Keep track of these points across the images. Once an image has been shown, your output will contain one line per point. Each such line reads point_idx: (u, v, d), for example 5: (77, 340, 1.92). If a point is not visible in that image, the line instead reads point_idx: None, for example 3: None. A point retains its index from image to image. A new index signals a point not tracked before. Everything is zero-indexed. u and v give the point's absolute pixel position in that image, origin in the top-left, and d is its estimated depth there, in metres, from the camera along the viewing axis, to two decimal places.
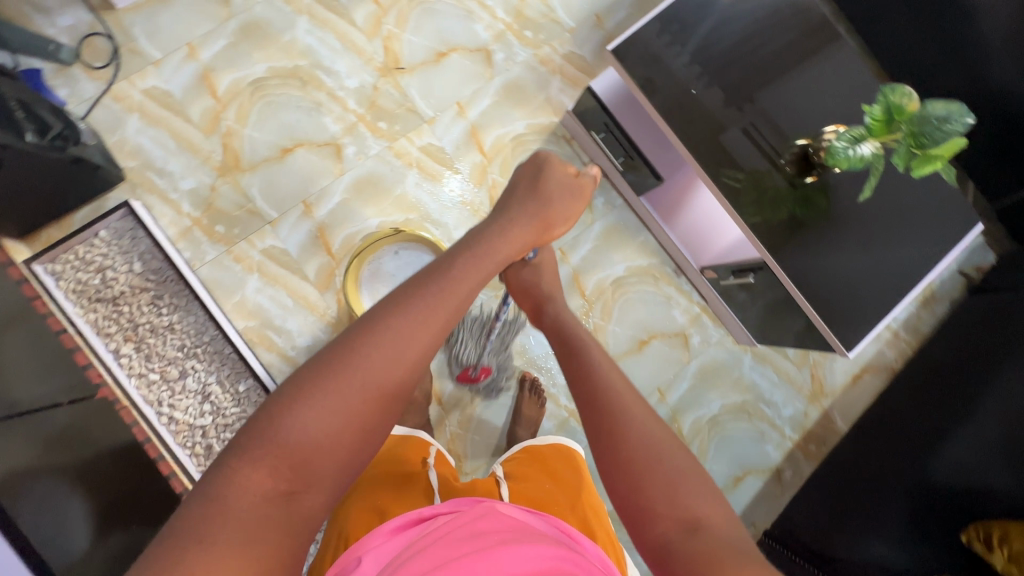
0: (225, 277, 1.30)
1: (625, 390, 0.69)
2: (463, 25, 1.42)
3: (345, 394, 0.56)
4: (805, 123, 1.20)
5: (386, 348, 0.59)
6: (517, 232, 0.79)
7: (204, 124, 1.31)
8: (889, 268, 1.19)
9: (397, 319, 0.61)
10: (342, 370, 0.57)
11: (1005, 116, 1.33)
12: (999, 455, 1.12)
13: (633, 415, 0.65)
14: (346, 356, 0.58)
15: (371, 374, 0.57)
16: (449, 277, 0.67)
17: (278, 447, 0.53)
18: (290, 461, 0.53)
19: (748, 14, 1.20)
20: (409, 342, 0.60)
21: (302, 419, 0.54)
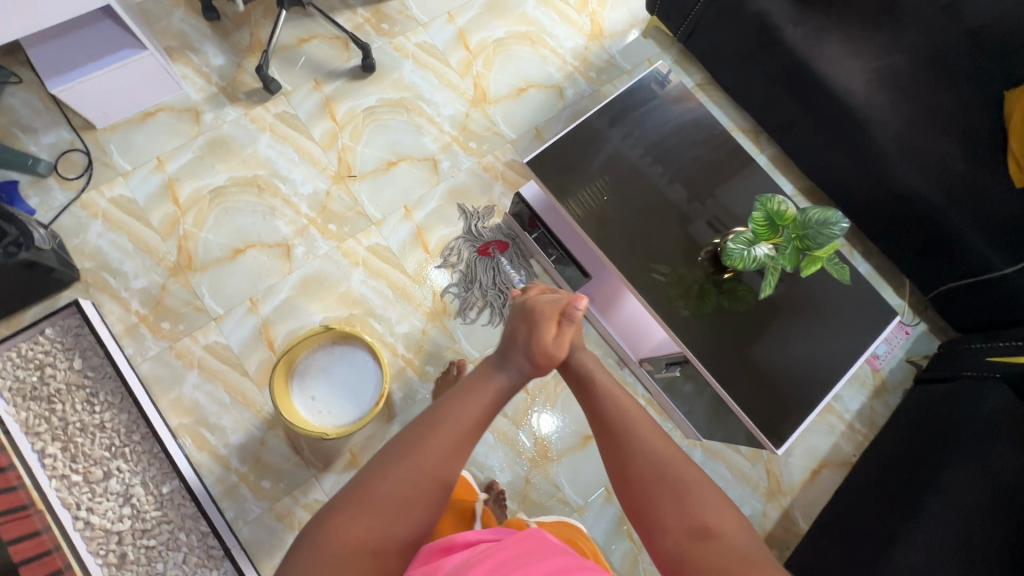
0: (164, 373, 1.31)
1: (637, 417, 0.73)
2: (412, 138, 1.56)
3: (389, 499, 0.64)
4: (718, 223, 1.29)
5: (419, 460, 0.66)
6: (509, 355, 0.80)
7: (162, 228, 1.40)
8: (811, 363, 1.22)
9: (415, 434, 0.69)
10: (380, 480, 0.65)
11: (913, 214, 1.41)
12: (958, 557, 1.03)
13: (638, 441, 0.70)
14: (384, 471, 0.66)
15: (405, 481, 0.65)
16: (483, 377, 0.78)
17: (354, 513, 0.62)
18: (359, 530, 0.62)
19: (659, 130, 1.33)
20: (438, 458, 0.67)
21: (352, 526, 0.62)
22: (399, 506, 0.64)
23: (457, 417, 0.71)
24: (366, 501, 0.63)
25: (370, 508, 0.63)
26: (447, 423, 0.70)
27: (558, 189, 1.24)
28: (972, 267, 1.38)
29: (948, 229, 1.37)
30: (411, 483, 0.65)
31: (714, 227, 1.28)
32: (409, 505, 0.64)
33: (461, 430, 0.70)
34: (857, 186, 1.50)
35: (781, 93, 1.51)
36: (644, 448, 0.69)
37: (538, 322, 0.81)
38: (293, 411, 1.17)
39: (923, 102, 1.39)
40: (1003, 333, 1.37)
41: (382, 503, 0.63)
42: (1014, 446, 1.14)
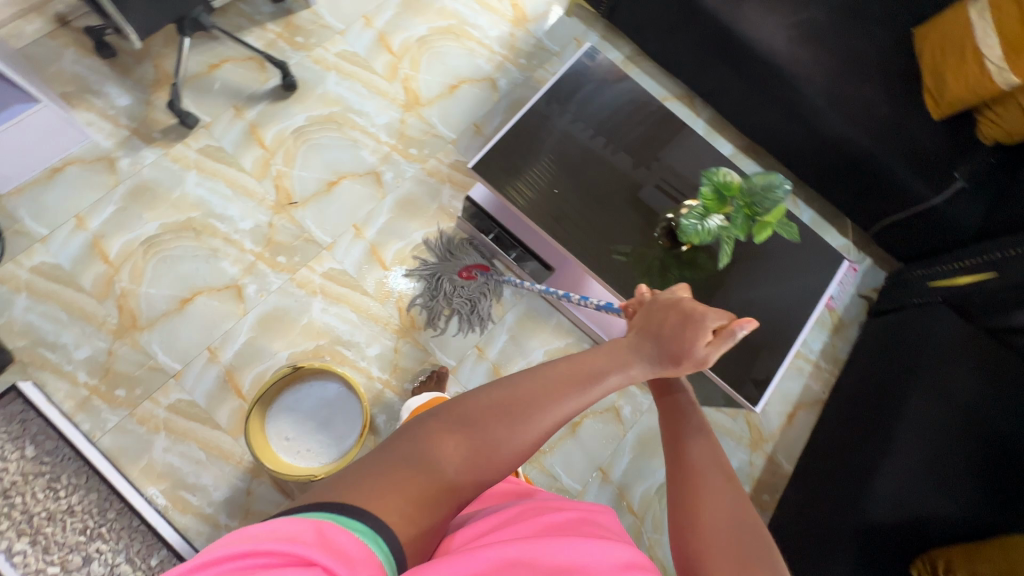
0: (129, 443, 1.24)
1: (710, 469, 0.60)
2: (350, 154, 1.50)
3: (482, 431, 0.60)
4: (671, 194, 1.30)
5: (527, 407, 0.61)
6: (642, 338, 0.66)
7: (96, 290, 1.30)
8: (774, 318, 1.27)
9: (528, 378, 0.63)
10: (481, 413, 0.61)
11: (846, 159, 1.48)
12: (925, 477, 1.15)
13: (717, 492, 0.57)
14: (487, 402, 0.61)
15: (504, 419, 0.60)
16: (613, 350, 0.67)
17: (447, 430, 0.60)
18: (450, 449, 0.59)
19: (600, 112, 1.32)
20: (545, 411, 0.61)
21: (444, 443, 0.59)
22: (488, 442, 0.59)
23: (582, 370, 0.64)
24: (460, 417, 0.60)
25: (463, 431, 0.60)
26: (563, 378, 0.63)
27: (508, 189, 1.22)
28: (907, 201, 1.46)
29: (881, 170, 1.44)
30: (510, 423, 0.60)
31: (668, 195, 1.29)
32: (493, 453, 0.59)
33: (576, 391, 0.63)
34: (792, 138, 1.55)
35: (709, 58, 1.53)
36: (725, 518, 0.55)
37: (691, 319, 0.62)
38: (275, 459, 1.12)
39: (841, 52, 1.45)
40: (943, 259, 1.46)
41: (474, 429, 0.60)
42: (963, 365, 1.24)
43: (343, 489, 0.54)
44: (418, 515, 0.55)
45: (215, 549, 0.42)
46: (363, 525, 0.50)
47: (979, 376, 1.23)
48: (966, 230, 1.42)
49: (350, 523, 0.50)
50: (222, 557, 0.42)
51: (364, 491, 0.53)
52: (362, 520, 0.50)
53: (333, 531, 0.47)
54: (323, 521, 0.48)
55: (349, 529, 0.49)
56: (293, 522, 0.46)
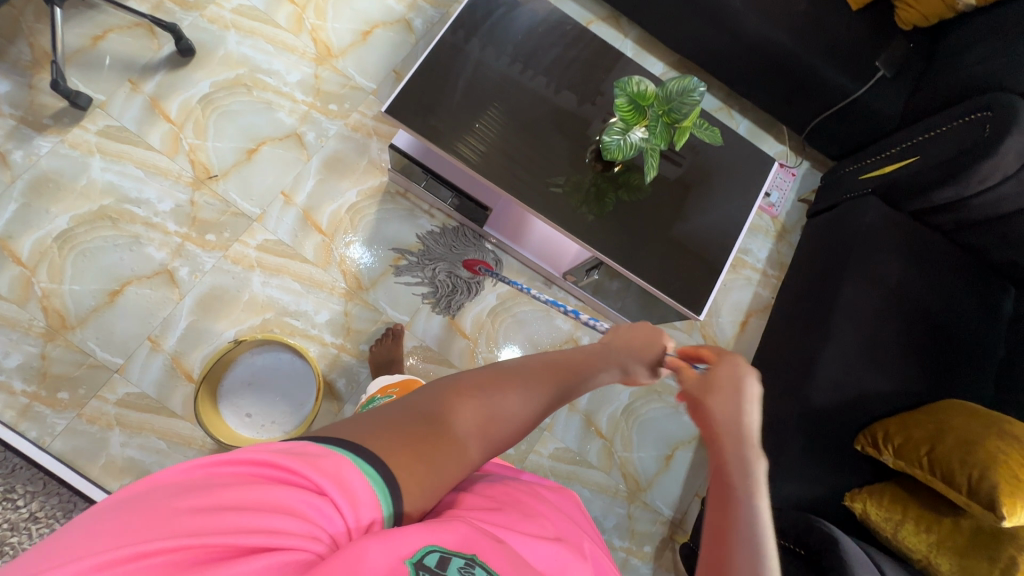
0: (84, 443, 1.21)
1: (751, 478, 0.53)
2: (266, 118, 1.42)
3: (494, 400, 0.60)
4: (597, 115, 1.28)
5: (532, 379, 0.65)
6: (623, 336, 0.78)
7: (15, 294, 1.23)
8: (715, 231, 1.28)
9: (537, 360, 0.68)
10: (493, 387, 0.61)
11: (770, 60, 1.48)
12: (860, 359, 1.22)
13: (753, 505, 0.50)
14: (497, 376, 0.63)
15: (511, 391, 0.62)
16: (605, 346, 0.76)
17: (462, 396, 0.58)
18: (465, 412, 0.57)
19: (517, 41, 1.28)
20: (546, 383, 0.66)
21: (460, 407, 0.57)
22: (500, 413, 0.60)
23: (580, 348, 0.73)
24: (476, 386, 0.60)
25: (478, 399, 0.59)
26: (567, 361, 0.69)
27: (429, 130, 1.17)
28: (832, 95, 1.47)
29: (805, 68, 1.44)
30: (519, 392, 0.63)
31: (595, 118, 1.28)
32: (502, 423, 0.60)
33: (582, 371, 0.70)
34: (718, 47, 1.52)
35: None
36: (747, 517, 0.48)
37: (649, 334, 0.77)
38: (233, 435, 1.11)
39: None
40: (870, 151, 1.48)
41: (486, 397, 0.60)
42: (890, 251, 1.30)
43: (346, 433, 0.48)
44: (427, 486, 0.49)
45: (236, 452, 0.39)
46: (374, 471, 0.45)
47: (906, 259, 1.29)
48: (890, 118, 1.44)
49: (364, 464, 0.45)
50: (235, 458, 0.39)
51: (372, 438, 0.49)
52: (373, 464, 0.45)
53: (346, 475, 0.43)
54: (339, 455, 0.44)
55: (364, 472, 0.44)
56: (308, 450, 0.42)
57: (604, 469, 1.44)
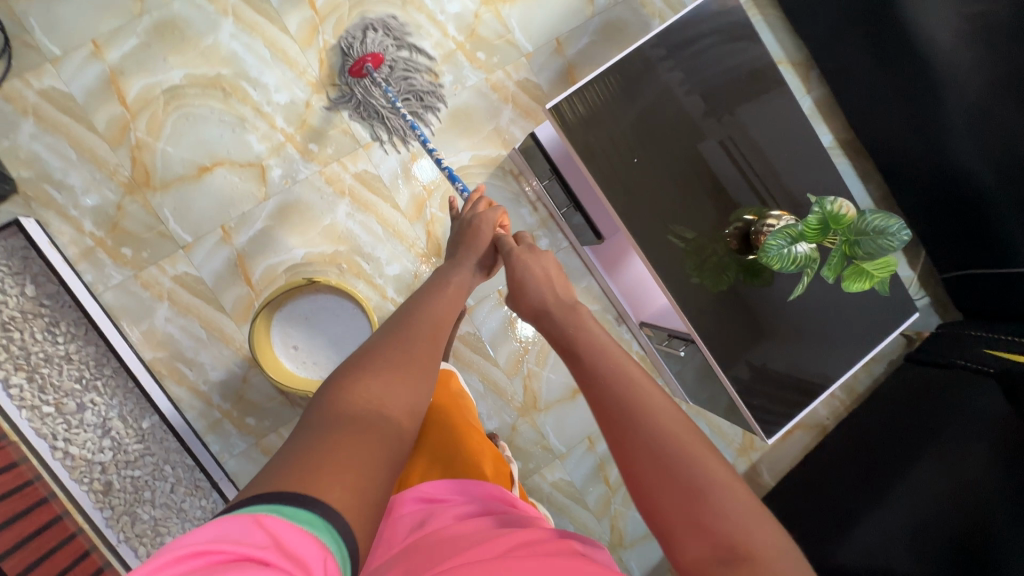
0: (132, 304, 1.20)
1: (624, 395, 0.62)
2: (408, 42, 1.29)
3: (383, 364, 0.65)
4: (756, 189, 1.15)
5: (410, 340, 0.69)
6: (453, 285, 0.83)
7: (110, 134, 1.18)
8: (819, 357, 1.18)
9: (379, 340, 0.69)
10: (365, 376, 0.62)
11: (961, 199, 1.26)
12: (905, 539, 1.13)
13: (647, 420, 0.59)
14: (378, 349, 0.67)
15: (397, 354, 0.67)
16: (439, 297, 0.80)
17: (353, 400, 0.59)
18: (366, 409, 0.58)
19: (709, 72, 1.11)
20: (432, 343, 0.71)
21: (365, 392, 0.60)
22: (390, 372, 0.64)
23: (438, 299, 0.79)
24: (356, 380, 0.61)
25: (372, 370, 0.63)
26: (421, 325, 0.72)
27: (583, 144, 1.05)
28: (1004, 259, 1.28)
29: (992, 219, 1.24)
30: (407, 353, 0.67)
31: (754, 193, 1.14)
32: (400, 384, 0.64)
33: (445, 336, 0.74)
34: (908, 154, 1.32)
35: (852, 30, 1.25)
36: (667, 422, 0.59)
37: (479, 249, 0.88)
38: (278, 366, 1.11)
39: None
40: (1007, 326, 1.34)
41: (378, 365, 0.64)
42: (989, 443, 1.17)
43: (275, 481, 0.48)
44: (371, 464, 0.53)
45: (147, 563, 0.38)
46: (319, 518, 0.46)
47: None
48: None
49: (297, 513, 0.45)
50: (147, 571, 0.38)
51: (314, 473, 0.49)
52: (311, 509, 0.46)
53: (281, 532, 0.43)
54: (268, 517, 0.44)
55: (297, 521, 0.44)
56: (236, 525, 0.42)
57: (595, 514, 1.44)
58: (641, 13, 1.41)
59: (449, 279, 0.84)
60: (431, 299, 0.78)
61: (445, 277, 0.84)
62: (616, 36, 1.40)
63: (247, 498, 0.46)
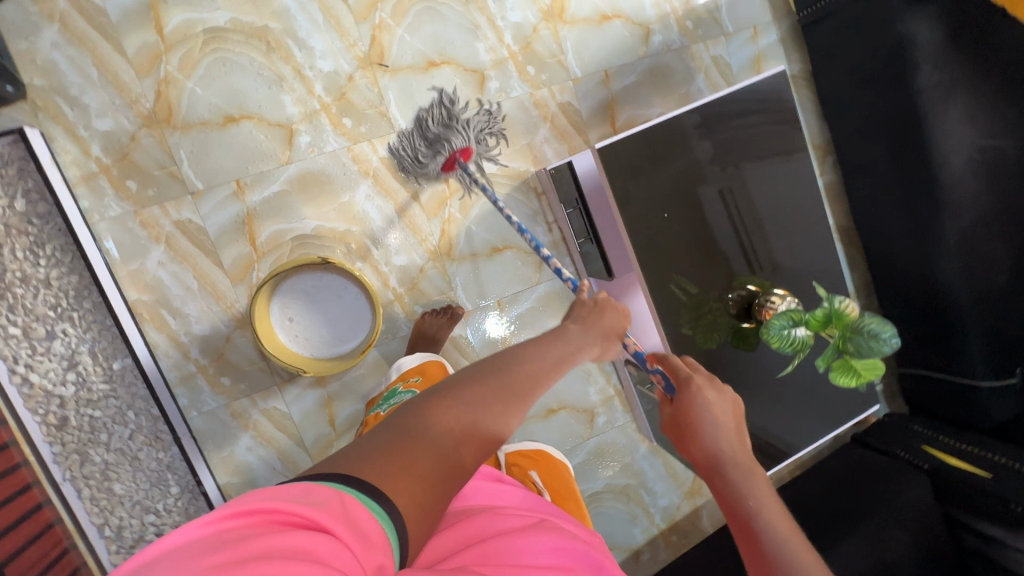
0: (125, 240, 1.16)
1: (774, 521, 0.72)
2: (464, 40, 1.29)
3: (471, 406, 0.63)
4: (743, 244, 1.19)
5: (504, 384, 0.68)
6: (583, 341, 0.82)
7: (138, 62, 1.12)
8: (786, 428, 1.25)
9: (478, 369, 0.69)
10: (451, 403, 0.62)
11: (936, 306, 1.38)
12: None
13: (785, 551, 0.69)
14: (475, 379, 0.67)
15: (485, 396, 0.65)
16: (556, 341, 0.78)
17: (427, 418, 0.60)
18: (436, 431, 0.58)
19: (744, 143, 1.17)
20: (522, 392, 0.69)
21: (444, 418, 0.60)
22: (478, 413, 0.63)
23: (543, 353, 0.75)
24: (443, 402, 0.62)
25: (458, 407, 0.62)
26: (527, 366, 0.71)
27: (620, 190, 1.07)
28: (956, 370, 1.41)
29: (959, 334, 1.36)
30: (495, 396, 0.66)
31: (743, 258, 1.19)
32: (477, 417, 0.63)
33: (545, 379, 0.73)
34: (899, 258, 1.43)
35: (877, 132, 1.33)
36: (768, 515, 0.72)
37: (605, 312, 0.87)
38: (271, 337, 1.09)
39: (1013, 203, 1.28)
40: (948, 429, 1.47)
41: (463, 404, 0.63)
42: (908, 534, 1.30)
43: (347, 465, 0.50)
44: (437, 484, 0.54)
45: (235, 502, 0.40)
46: (382, 509, 0.47)
47: (916, 545, 1.30)
48: (990, 420, 1.40)
49: (370, 501, 0.46)
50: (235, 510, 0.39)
51: (371, 467, 0.50)
52: (380, 502, 0.47)
53: (354, 511, 0.44)
54: (349, 497, 0.45)
55: (369, 507, 0.46)
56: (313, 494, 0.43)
57: None
58: (689, 65, 1.45)
59: (570, 328, 0.82)
60: (535, 348, 0.75)
61: (566, 323, 0.84)
62: (661, 81, 1.43)
63: (326, 473, 0.48)
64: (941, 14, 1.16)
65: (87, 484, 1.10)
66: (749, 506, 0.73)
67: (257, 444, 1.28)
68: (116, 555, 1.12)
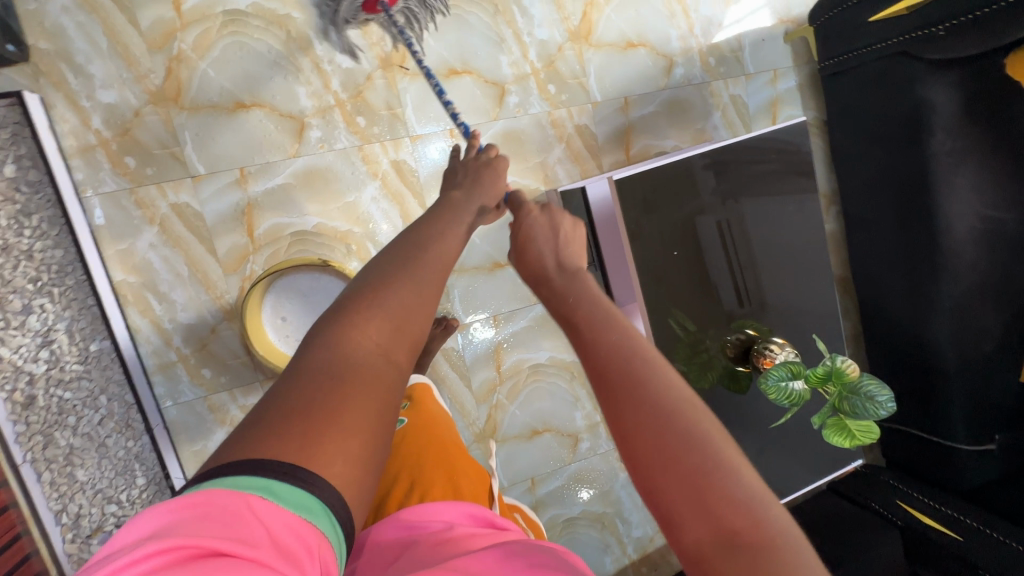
0: (117, 218, 1.11)
1: (632, 346, 0.53)
2: (488, 51, 1.27)
3: (391, 311, 0.52)
4: (735, 277, 1.19)
5: (422, 282, 0.55)
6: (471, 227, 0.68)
7: (151, 36, 1.08)
8: (771, 474, 1.25)
9: (375, 268, 0.56)
10: (359, 320, 0.50)
11: (923, 365, 1.40)
12: None
13: (652, 380, 0.50)
14: (376, 281, 0.54)
15: (406, 299, 0.53)
16: (453, 226, 0.65)
17: (328, 347, 0.48)
18: (338, 362, 0.47)
19: (754, 190, 1.18)
20: (444, 284, 0.58)
21: (352, 337, 0.49)
22: (388, 316, 0.51)
23: (447, 243, 0.62)
24: (337, 313, 0.51)
25: (377, 312, 0.51)
26: (435, 260, 0.59)
27: (635, 226, 1.06)
28: (939, 432, 1.42)
29: (944, 396, 1.37)
30: (418, 297, 0.54)
31: (734, 292, 1.19)
32: (391, 318, 0.52)
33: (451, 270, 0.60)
34: (894, 314, 1.44)
35: (885, 190, 1.35)
36: (663, 378, 0.50)
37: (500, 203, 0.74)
38: (258, 334, 1.06)
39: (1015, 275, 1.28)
40: (923, 487, 1.47)
41: (382, 309, 0.52)
42: None
43: (262, 451, 0.40)
44: (375, 420, 0.46)
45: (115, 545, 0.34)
46: (316, 502, 0.40)
47: None
48: (963, 484, 1.42)
49: (293, 495, 0.39)
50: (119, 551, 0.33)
51: (300, 442, 0.41)
52: (312, 492, 0.40)
53: (265, 514, 0.37)
54: (256, 496, 0.37)
55: (288, 505, 0.38)
56: (211, 503, 0.36)
57: None
58: (708, 101, 1.45)
59: (468, 215, 0.69)
60: (438, 239, 0.61)
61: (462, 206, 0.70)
62: (679, 114, 1.43)
63: (233, 462, 0.39)
64: (962, 83, 1.16)
65: (48, 466, 0.95)
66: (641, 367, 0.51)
67: None
68: (71, 544, 0.97)
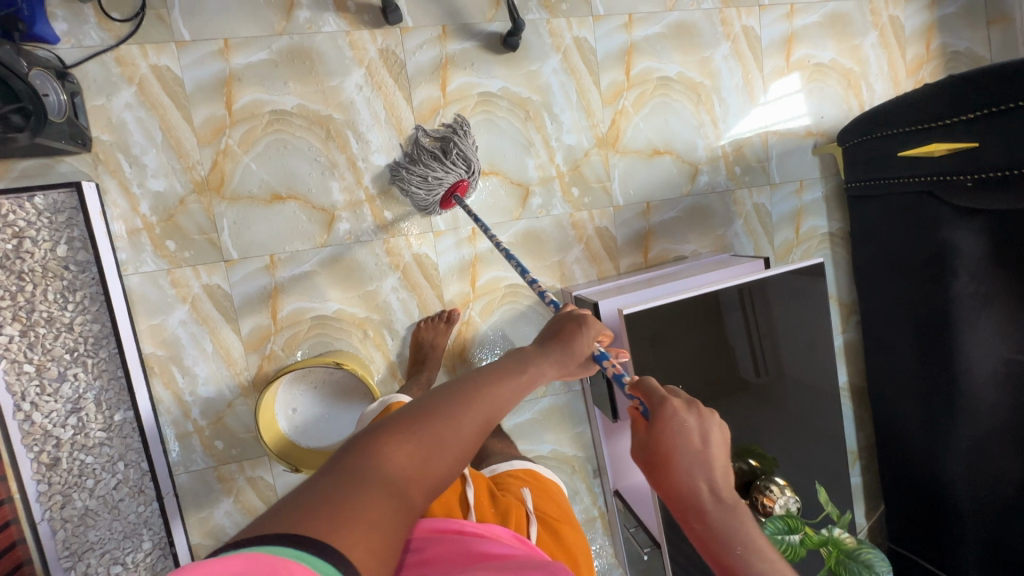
0: (152, 296, 1.18)
1: (712, 467, 0.60)
2: (516, 154, 1.31)
3: (430, 438, 0.55)
4: (752, 344, 1.19)
5: (466, 413, 0.59)
6: (545, 371, 0.71)
7: (202, 131, 1.16)
8: None
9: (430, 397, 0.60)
10: (398, 440, 0.53)
11: (932, 497, 1.38)
12: None
13: (688, 480, 0.59)
14: (428, 405, 0.58)
15: (440, 435, 0.56)
16: (513, 369, 0.68)
17: (372, 459, 0.51)
18: (373, 471, 0.50)
19: (765, 314, 1.19)
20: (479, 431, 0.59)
21: (398, 459, 0.52)
22: (433, 445, 0.55)
23: (514, 386, 0.66)
24: (396, 432, 0.54)
25: (412, 441, 0.54)
26: (488, 398, 0.62)
27: (638, 356, 1.08)
28: (950, 568, 1.39)
29: (955, 534, 1.35)
30: (457, 431, 0.57)
31: (752, 361, 1.20)
32: (438, 443, 0.55)
33: (500, 407, 0.63)
34: (909, 442, 1.40)
35: (904, 322, 1.32)
36: (694, 468, 0.59)
37: (564, 322, 0.79)
38: (272, 429, 1.10)
39: None
40: None
41: (425, 436, 0.55)
42: None
43: (302, 521, 0.42)
44: (393, 530, 0.47)
45: None
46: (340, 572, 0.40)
47: None
48: None
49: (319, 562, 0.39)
50: None
51: (325, 520, 0.43)
52: (330, 560, 0.40)
53: None
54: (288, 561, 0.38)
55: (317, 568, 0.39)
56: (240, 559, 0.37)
57: None
58: (730, 208, 1.46)
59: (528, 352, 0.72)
60: (496, 382, 0.64)
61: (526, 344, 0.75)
62: (701, 221, 1.45)
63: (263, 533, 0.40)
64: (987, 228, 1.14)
65: (64, 525, 1.14)
66: (738, 555, 0.55)
67: (235, 510, 1.29)
68: None
